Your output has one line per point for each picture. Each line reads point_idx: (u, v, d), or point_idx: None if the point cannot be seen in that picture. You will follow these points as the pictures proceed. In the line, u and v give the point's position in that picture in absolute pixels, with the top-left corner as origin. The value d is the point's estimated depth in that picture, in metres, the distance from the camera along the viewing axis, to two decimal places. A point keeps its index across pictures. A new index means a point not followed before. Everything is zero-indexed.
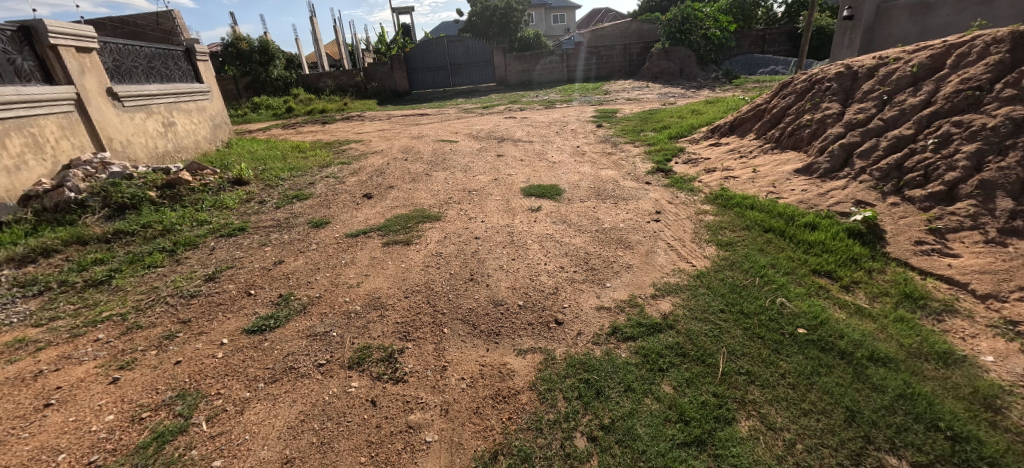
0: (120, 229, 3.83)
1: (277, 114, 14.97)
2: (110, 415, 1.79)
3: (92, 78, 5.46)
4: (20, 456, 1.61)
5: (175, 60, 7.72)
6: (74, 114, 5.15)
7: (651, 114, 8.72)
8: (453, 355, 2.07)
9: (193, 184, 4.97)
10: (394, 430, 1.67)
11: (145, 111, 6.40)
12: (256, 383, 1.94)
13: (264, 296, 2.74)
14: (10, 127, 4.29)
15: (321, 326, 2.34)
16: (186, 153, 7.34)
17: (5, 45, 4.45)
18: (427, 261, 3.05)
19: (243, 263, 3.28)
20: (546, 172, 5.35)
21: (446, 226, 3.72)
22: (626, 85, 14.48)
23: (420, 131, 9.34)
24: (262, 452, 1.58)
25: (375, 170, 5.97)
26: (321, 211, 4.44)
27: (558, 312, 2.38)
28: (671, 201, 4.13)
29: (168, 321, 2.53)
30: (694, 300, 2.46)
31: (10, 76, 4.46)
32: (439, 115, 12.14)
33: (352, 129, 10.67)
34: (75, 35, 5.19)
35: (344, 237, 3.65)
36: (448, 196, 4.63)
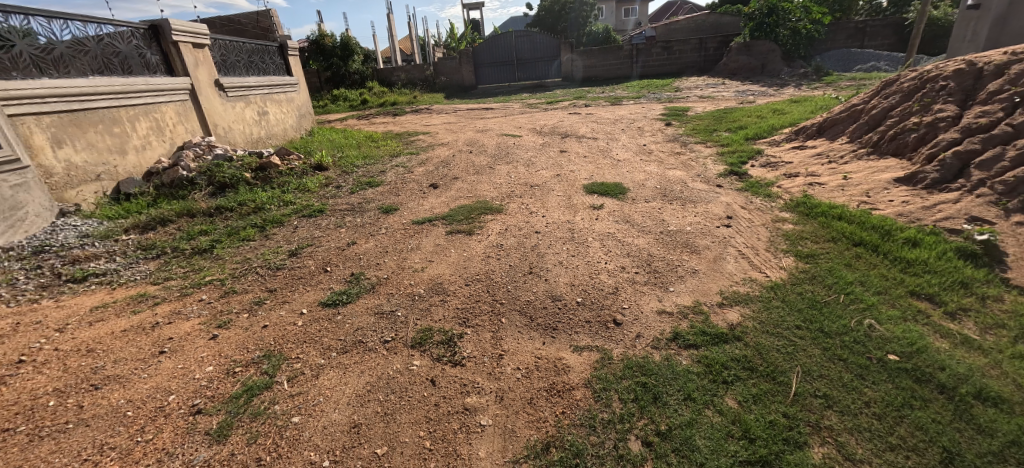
0: (221, 205, 4.31)
1: (354, 106, 15.99)
2: (210, 367, 2.04)
3: (204, 71, 6.16)
4: (141, 392, 1.89)
5: (270, 55, 8.49)
6: (188, 103, 5.86)
7: (727, 112, 8.20)
8: (509, 345, 2.11)
9: (282, 168, 5.46)
10: (451, 410, 1.73)
11: (243, 101, 7.13)
12: (329, 352, 2.11)
13: (338, 274, 2.96)
14: (138, 112, 4.98)
15: (388, 305, 2.50)
16: (276, 140, 8.08)
17: (137, 41, 5.16)
18: (488, 252, 3.12)
19: (321, 242, 3.57)
20: (610, 170, 5.23)
21: (507, 219, 3.78)
22: (701, 82, 13.72)
23: (484, 125, 9.51)
24: (333, 415, 1.72)
25: (441, 161, 6.18)
26: (390, 198, 4.68)
27: (617, 312, 2.33)
28: (745, 206, 3.87)
29: (257, 289, 2.83)
30: (766, 312, 2.30)
31: (141, 68, 5.16)
32: (504, 110, 12.30)
33: (420, 122, 11.11)
34: (192, 32, 5.88)
35: (411, 223, 3.83)
36: (510, 189, 4.69)
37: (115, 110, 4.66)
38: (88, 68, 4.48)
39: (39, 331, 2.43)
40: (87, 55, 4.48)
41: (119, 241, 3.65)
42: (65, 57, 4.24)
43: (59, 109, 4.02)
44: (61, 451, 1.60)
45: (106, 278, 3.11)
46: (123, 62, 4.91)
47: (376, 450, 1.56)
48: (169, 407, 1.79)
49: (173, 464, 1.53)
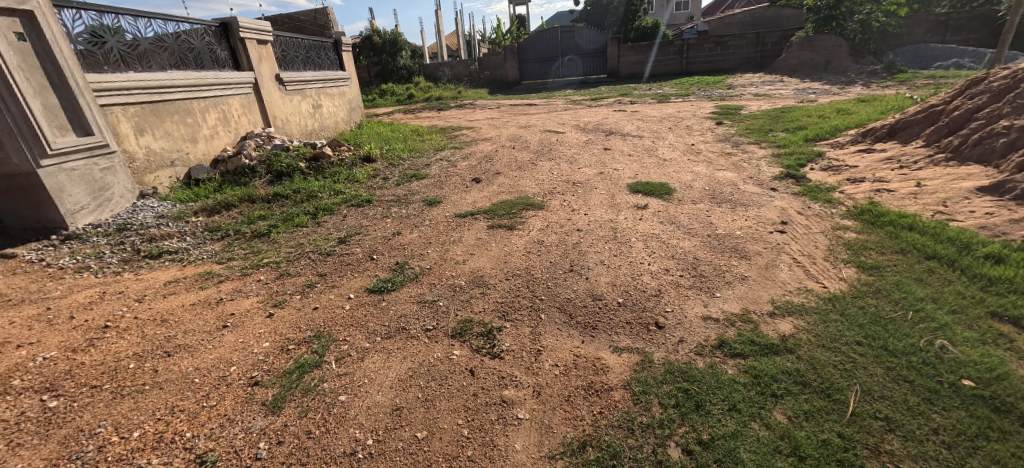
0: (278, 192, 4.58)
1: (401, 100, 16.46)
2: (267, 342, 2.19)
3: (266, 65, 6.54)
4: (207, 361, 2.06)
5: (326, 51, 8.89)
6: (252, 96, 6.25)
7: (785, 111, 7.74)
8: (548, 341, 2.11)
9: (333, 158, 5.71)
10: (489, 401, 1.76)
11: (300, 95, 7.52)
12: (374, 336, 2.20)
13: (383, 262, 3.07)
14: (208, 104, 5.37)
15: (430, 294, 2.56)
16: (328, 132, 8.47)
17: (209, 38, 5.56)
18: (529, 248, 3.13)
19: (368, 231, 3.71)
20: (655, 170, 5.09)
21: (548, 216, 3.77)
22: (756, 79, 13.02)
23: (527, 121, 9.50)
24: (377, 396, 1.79)
25: (484, 156, 6.25)
26: (434, 191, 4.79)
27: (659, 315, 2.27)
28: (802, 211, 3.65)
29: (309, 273, 2.99)
30: (821, 325, 2.16)
31: (212, 63, 5.56)
32: (548, 106, 12.23)
33: (464, 117, 11.28)
34: (256, 30, 6.27)
35: (453, 216, 3.90)
36: (552, 186, 4.67)
37: (189, 102, 5.06)
38: (167, 63, 4.89)
39: (122, 300, 2.70)
40: (167, 51, 4.88)
41: (189, 222, 3.96)
42: (148, 53, 4.65)
43: (141, 100, 4.41)
44: (139, 409, 1.77)
45: (177, 256, 3.39)
46: (196, 57, 5.31)
47: (417, 433, 1.62)
48: (230, 378, 1.94)
49: (232, 430, 1.65)
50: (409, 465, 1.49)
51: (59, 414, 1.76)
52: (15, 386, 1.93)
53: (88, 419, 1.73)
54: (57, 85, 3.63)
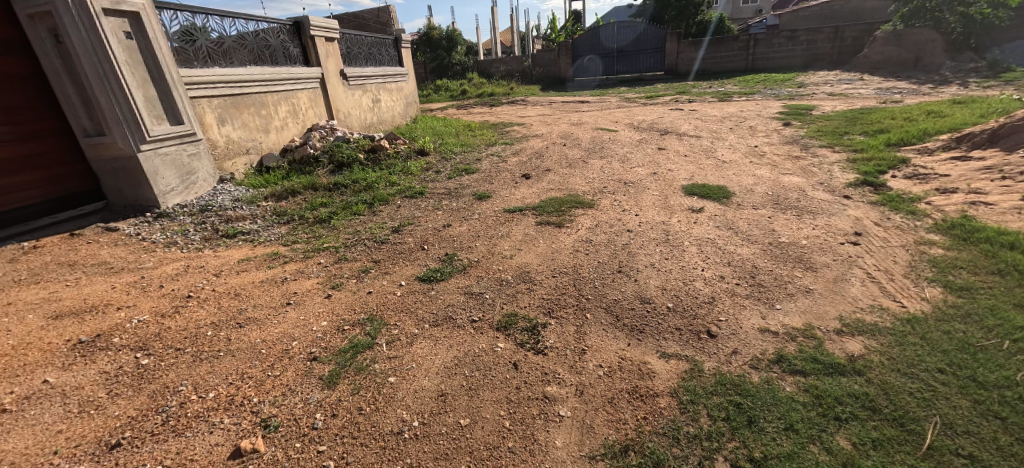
0: (338, 182, 4.84)
1: (454, 96, 16.82)
2: (325, 321, 2.33)
3: (332, 61, 6.92)
4: (273, 334, 2.24)
5: (386, 48, 9.27)
6: (319, 90, 6.65)
7: (865, 113, 7.09)
8: (593, 341, 2.09)
9: (390, 151, 5.94)
10: (531, 395, 1.77)
11: (361, 89, 7.88)
12: (423, 323, 2.28)
13: (433, 252, 3.16)
14: (280, 97, 5.77)
15: (477, 286, 2.61)
16: (385, 126, 8.83)
17: (284, 36, 5.96)
18: (577, 246, 3.10)
19: (420, 222, 3.83)
20: (713, 172, 4.85)
21: (598, 215, 3.71)
22: (832, 77, 12.02)
23: (579, 118, 9.37)
24: (423, 381, 1.86)
25: (535, 153, 6.26)
26: (484, 185, 4.85)
27: (712, 324, 2.17)
28: (880, 222, 3.34)
29: (365, 259, 3.14)
30: (896, 348, 1.97)
31: (285, 59, 5.97)
32: (601, 103, 12.01)
33: (516, 113, 11.32)
34: (325, 27, 6.64)
35: (502, 211, 3.94)
36: (603, 185, 4.59)
37: (263, 95, 5.47)
38: (247, 59, 5.30)
39: (202, 273, 2.99)
40: (247, 47, 5.29)
41: (260, 206, 4.29)
42: (231, 49, 5.06)
43: (224, 93, 4.83)
44: (214, 373, 1.95)
45: (249, 237, 3.69)
46: (272, 54, 5.72)
47: (460, 420, 1.66)
48: (292, 351, 2.08)
49: (293, 400, 1.78)
50: (451, 450, 1.53)
51: (150, 371, 1.98)
52: (115, 343, 2.19)
53: (172, 377, 1.93)
54: (156, 79, 4.05)
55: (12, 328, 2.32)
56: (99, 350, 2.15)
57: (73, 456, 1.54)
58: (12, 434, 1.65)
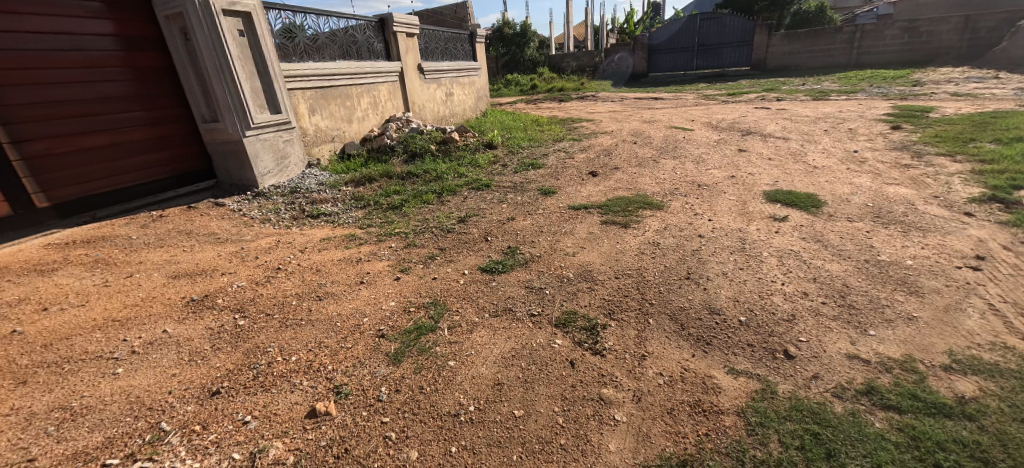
0: (411, 171, 5.08)
1: (524, 91, 16.94)
2: (393, 302, 2.48)
3: (411, 56, 7.26)
4: (347, 309, 2.42)
5: (462, 43, 9.55)
6: (398, 84, 7.00)
7: (1001, 117, 6.06)
8: (654, 347, 2.01)
9: (460, 143, 6.11)
10: (586, 395, 1.76)
11: (436, 83, 8.20)
12: (483, 312, 2.34)
13: (497, 244, 3.22)
14: (364, 90, 6.17)
15: (538, 281, 2.63)
16: (457, 119, 9.12)
17: (369, 32, 6.35)
18: (643, 248, 2.99)
19: (486, 213, 3.92)
20: (801, 178, 4.43)
21: (667, 217, 3.56)
22: (958, 75, 10.41)
23: (652, 116, 9.01)
24: (481, 368, 1.91)
25: (603, 150, 6.12)
26: (550, 181, 4.84)
27: (790, 344, 2.00)
28: (1010, 246, 2.85)
29: (432, 246, 3.28)
30: (1023, 395, 1.67)
31: (369, 54, 6.36)
32: (677, 100, 11.44)
33: (586, 109, 11.14)
34: (407, 24, 6.97)
35: (567, 208, 3.91)
36: (674, 186, 4.39)
37: (349, 87, 5.89)
38: (336, 54, 5.72)
39: (290, 248, 3.30)
40: (337, 43, 5.71)
41: (341, 191, 4.63)
42: (324, 45, 5.49)
43: (315, 85, 5.26)
44: (297, 338, 2.16)
45: (330, 218, 4.01)
46: (358, 49, 6.12)
47: (514, 410, 1.69)
48: (363, 327, 2.24)
49: (361, 371, 1.91)
50: (504, 438, 1.56)
51: (245, 331, 2.24)
52: (219, 304, 2.50)
53: (263, 339, 2.17)
54: (261, 72, 4.51)
55: (142, 284, 2.74)
56: (207, 308, 2.47)
57: (183, 397, 1.79)
58: (139, 372, 1.95)
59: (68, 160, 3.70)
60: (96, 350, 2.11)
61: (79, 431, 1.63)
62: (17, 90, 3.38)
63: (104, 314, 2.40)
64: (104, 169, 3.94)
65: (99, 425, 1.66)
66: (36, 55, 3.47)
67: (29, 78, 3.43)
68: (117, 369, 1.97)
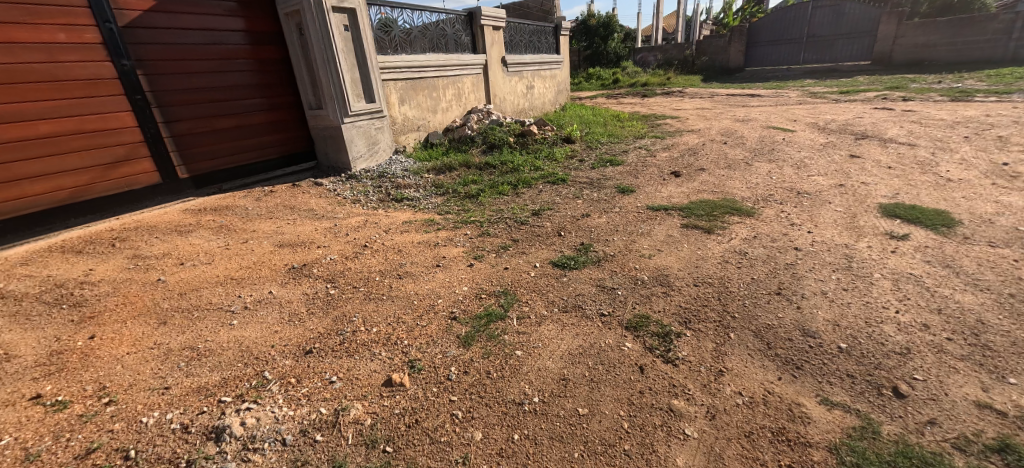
0: (489, 162, 5.19)
1: (605, 85, 16.52)
2: (466, 287, 2.57)
3: (495, 49, 7.39)
4: (423, 289, 2.56)
5: (546, 36, 9.50)
6: (482, 76, 7.18)
7: None
8: (734, 364, 1.88)
9: (538, 136, 6.11)
10: (654, 404, 1.68)
11: (518, 76, 8.28)
12: (552, 306, 2.35)
13: (569, 240, 3.20)
14: (449, 82, 6.41)
15: (611, 281, 2.56)
16: (536, 112, 9.16)
17: (458, 26, 6.56)
18: (727, 257, 2.79)
19: (560, 208, 3.90)
20: (930, 191, 3.82)
21: (757, 225, 3.28)
22: None
23: (747, 114, 8.30)
24: (547, 362, 1.92)
25: (689, 149, 5.77)
26: (628, 179, 4.68)
27: (901, 380, 1.74)
28: None
29: (505, 236, 3.35)
30: None
31: (456, 47, 6.58)
32: (777, 98, 10.41)
33: (671, 105, 10.56)
34: (494, 17, 7.09)
35: (645, 208, 3.76)
36: (768, 191, 4.02)
37: (437, 79, 6.16)
38: (427, 47, 6.00)
39: (375, 228, 3.56)
40: (428, 36, 5.99)
41: (423, 177, 4.87)
42: (416, 38, 5.77)
43: (405, 76, 5.57)
44: (378, 312, 2.33)
45: (412, 203, 4.24)
46: (447, 42, 6.36)
47: (579, 408, 1.67)
48: (437, 308, 2.36)
49: (434, 349, 2.02)
50: (566, 434, 1.56)
51: (335, 299, 2.47)
52: (315, 273, 2.78)
53: (349, 309, 2.37)
54: (360, 64, 4.86)
55: (254, 249, 3.13)
56: (305, 275, 2.76)
57: (282, 352, 2.02)
58: (249, 325, 2.24)
59: (204, 138, 4.31)
60: (218, 302, 2.45)
61: (203, 369, 1.91)
62: (170, 77, 4.00)
63: (225, 272, 2.78)
64: (230, 147, 4.54)
65: (218, 366, 1.93)
66: (186, 48, 4.08)
67: (179, 67, 4.05)
68: (233, 321, 2.27)
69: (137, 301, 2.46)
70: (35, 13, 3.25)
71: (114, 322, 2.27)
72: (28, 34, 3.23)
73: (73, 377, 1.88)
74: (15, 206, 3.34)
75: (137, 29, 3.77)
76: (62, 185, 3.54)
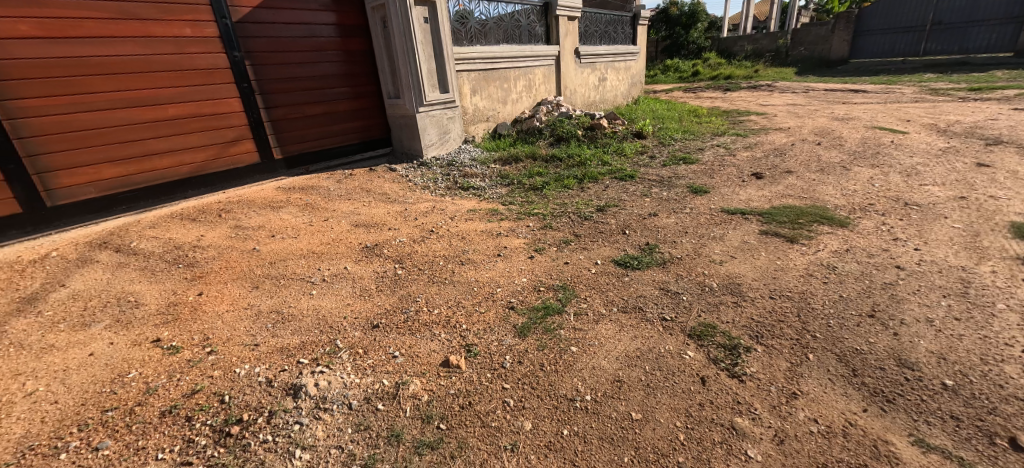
0: (555, 155, 5.15)
1: (684, 78, 15.65)
2: (524, 278, 2.60)
3: (569, 40, 7.28)
4: (484, 277, 2.63)
5: (623, 26, 9.17)
6: (554, 68, 7.11)
7: None
8: (811, 388, 1.72)
9: (607, 130, 5.94)
10: (715, 420, 1.59)
11: (591, 68, 8.09)
12: (611, 305, 2.30)
13: (634, 239, 3.10)
14: (521, 73, 6.44)
15: (676, 285, 2.45)
16: (607, 105, 8.91)
17: (533, 17, 6.54)
18: (812, 270, 2.54)
19: (626, 205, 3.78)
20: None
21: (851, 238, 2.94)
22: None
23: (848, 112, 7.43)
24: (602, 361, 1.89)
25: (775, 149, 5.30)
26: (702, 179, 4.42)
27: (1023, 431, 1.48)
28: None
29: (567, 230, 3.32)
30: None
31: (530, 38, 6.57)
32: (888, 95, 9.19)
33: (758, 100, 9.75)
34: (569, 7, 6.98)
35: (719, 211, 3.53)
36: (867, 200, 3.59)
37: (508, 71, 6.21)
38: (501, 38, 6.06)
39: (442, 215, 3.69)
40: (503, 28, 6.04)
41: (490, 168, 4.96)
42: (491, 30, 5.85)
43: (478, 67, 5.67)
44: (441, 295, 2.43)
45: (478, 192, 4.34)
46: (520, 33, 6.37)
47: (632, 412, 1.63)
48: (496, 296, 2.41)
49: (491, 337, 2.07)
50: (617, 437, 1.53)
51: (401, 279, 2.62)
52: (385, 253, 2.96)
53: (414, 289, 2.49)
54: (437, 56, 5.03)
55: (334, 227, 3.39)
56: (377, 254, 2.95)
57: (354, 323, 2.19)
58: (326, 296, 2.45)
59: (297, 124, 4.73)
60: (301, 272, 2.71)
61: (287, 331, 2.13)
62: (271, 68, 4.42)
63: (308, 246, 3.05)
64: (319, 132, 4.93)
65: (299, 329, 2.14)
66: (286, 40, 4.48)
67: (280, 58, 4.46)
68: (313, 291, 2.50)
69: (236, 266, 2.79)
70: (168, 11, 3.76)
71: (218, 282, 2.59)
72: (162, 29, 3.74)
73: (185, 326, 2.18)
74: (148, 177, 3.90)
75: (246, 23, 4.20)
76: (183, 161, 4.07)
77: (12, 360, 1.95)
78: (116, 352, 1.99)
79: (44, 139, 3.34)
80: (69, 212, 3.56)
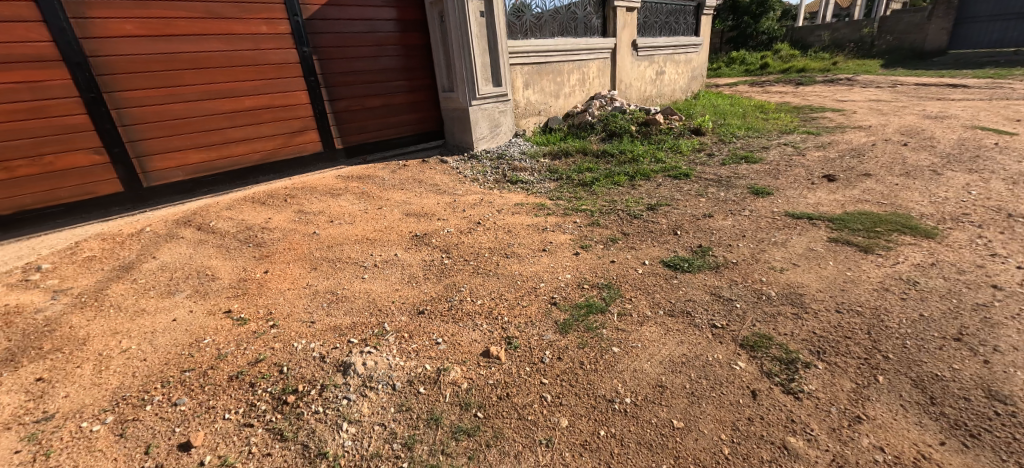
0: (607, 150, 5.03)
1: (750, 71, 14.72)
2: (568, 275, 2.57)
3: (626, 32, 7.06)
4: (527, 271, 2.63)
5: (685, 15, 8.73)
6: (609, 61, 6.94)
7: None
8: (879, 413, 1.57)
9: (663, 126, 5.71)
10: (764, 437, 1.50)
11: (648, 61, 7.81)
12: (657, 307, 2.22)
13: (686, 240, 2.97)
14: (575, 66, 6.34)
15: (729, 291, 2.32)
16: (664, 99, 8.57)
17: (589, 8, 6.40)
18: (887, 284, 2.31)
19: (679, 205, 3.63)
20: None
21: (937, 251, 2.64)
22: None
23: (944, 110, 6.63)
24: (645, 365, 1.84)
25: (852, 149, 4.85)
26: (766, 179, 4.14)
27: None
28: None
29: (615, 228, 3.24)
30: None
31: (586, 30, 6.44)
32: (994, 91, 8.10)
33: (835, 96, 8.95)
34: None
35: (783, 215, 3.29)
36: (959, 210, 3.20)
37: (562, 64, 6.14)
38: (556, 31, 5.99)
39: (488, 207, 3.74)
40: (558, 20, 5.97)
41: (539, 162, 4.94)
42: (546, 23, 5.80)
43: (532, 61, 5.65)
44: (484, 286, 2.47)
45: (526, 186, 4.34)
46: (576, 26, 6.27)
47: (674, 420, 1.57)
48: (539, 291, 2.41)
49: (532, 331, 2.07)
50: (656, 443, 1.48)
51: (447, 268, 2.68)
52: (434, 242, 3.05)
53: (459, 279, 2.55)
54: (491, 50, 5.08)
55: (386, 215, 3.54)
56: (425, 243, 3.04)
57: (401, 309, 2.28)
58: (376, 281, 2.56)
59: (357, 115, 4.96)
60: (355, 257, 2.85)
61: (341, 311, 2.26)
62: (336, 62, 4.66)
63: (362, 232, 3.21)
64: (377, 124, 5.14)
65: (352, 310, 2.27)
66: (351, 36, 4.70)
67: (344, 52, 4.68)
68: (364, 275, 2.63)
69: (298, 247, 2.99)
70: (248, 9, 4.06)
71: (282, 262, 2.80)
72: (241, 27, 4.05)
73: (252, 300, 2.38)
74: (226, 163, 4.26)
75: (315, 20, 4.44)
76: (256, 148, 4.40)
77: (112, 320, 2.22)
78: (194, 319, 2.21)
79: (142, 126, 3.75)
80: (161, 192, 3.98)
